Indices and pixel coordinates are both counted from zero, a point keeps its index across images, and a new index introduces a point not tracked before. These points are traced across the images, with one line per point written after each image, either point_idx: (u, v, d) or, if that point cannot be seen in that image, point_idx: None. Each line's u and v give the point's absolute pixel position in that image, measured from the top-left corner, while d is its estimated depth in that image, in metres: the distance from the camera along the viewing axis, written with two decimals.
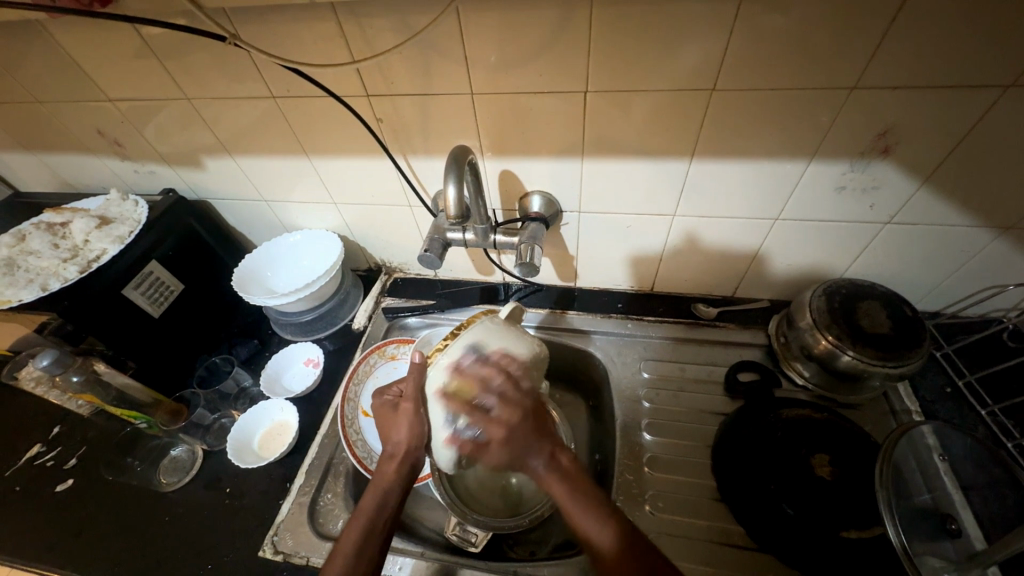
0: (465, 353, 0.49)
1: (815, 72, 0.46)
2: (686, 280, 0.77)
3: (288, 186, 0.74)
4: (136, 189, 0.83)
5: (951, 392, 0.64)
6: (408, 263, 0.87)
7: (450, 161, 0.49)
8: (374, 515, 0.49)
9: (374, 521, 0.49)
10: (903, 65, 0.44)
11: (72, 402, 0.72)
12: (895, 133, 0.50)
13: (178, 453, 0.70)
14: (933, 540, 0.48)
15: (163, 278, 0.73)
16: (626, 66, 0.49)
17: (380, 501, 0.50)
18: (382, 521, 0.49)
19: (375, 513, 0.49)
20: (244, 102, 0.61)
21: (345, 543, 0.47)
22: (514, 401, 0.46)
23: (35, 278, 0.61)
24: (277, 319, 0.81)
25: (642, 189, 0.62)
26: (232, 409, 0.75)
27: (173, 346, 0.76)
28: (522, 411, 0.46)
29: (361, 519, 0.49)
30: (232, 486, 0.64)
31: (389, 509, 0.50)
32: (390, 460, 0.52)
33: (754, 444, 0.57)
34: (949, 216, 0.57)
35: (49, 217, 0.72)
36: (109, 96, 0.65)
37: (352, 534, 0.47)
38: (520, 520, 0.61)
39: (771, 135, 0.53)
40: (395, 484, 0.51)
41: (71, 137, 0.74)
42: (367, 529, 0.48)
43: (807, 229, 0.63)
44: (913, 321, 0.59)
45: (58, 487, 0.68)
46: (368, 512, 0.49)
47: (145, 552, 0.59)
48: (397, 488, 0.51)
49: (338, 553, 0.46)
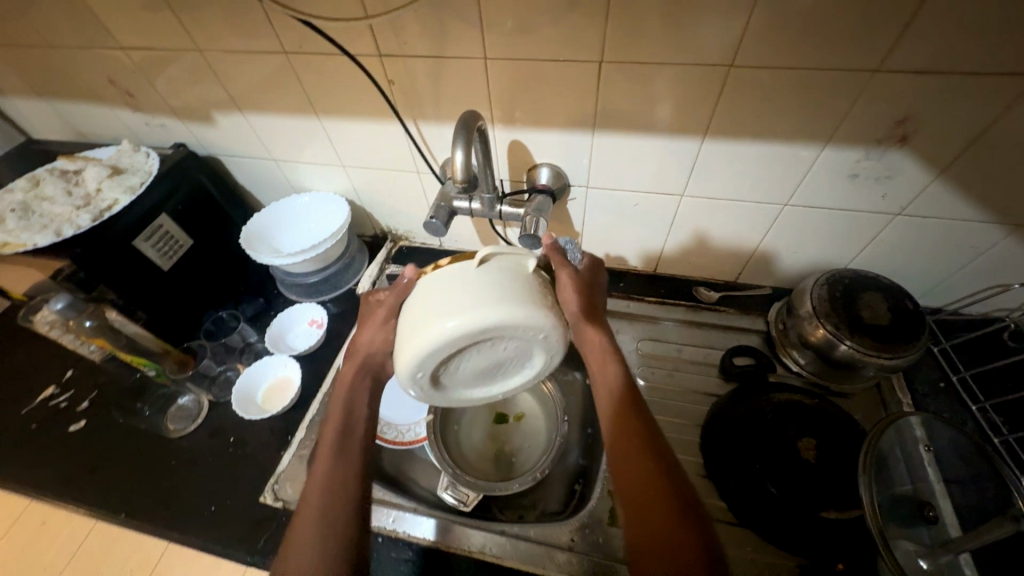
0: (418, 307, 0.43)
1: (837, 52, 0.45)
2: (689, 263, 0.77)
3: (298, 147, 0.74)
4: (147, 142, 0.84)
5: (944, 386, 0.64)
6: (414, 232, 0.87)
7: (459, 127, 0.49)
8: (344, 420, 0.52)
9: (352, 416, 0.52)
10: (928, 48, 0.43)
11: (83, 347, 0.72)
12: (914, 121, 0.49)
13: (185, 401, 0.72)
14: (908, 524, 0.49)
15: (173, 232, 0.74)
16: (642, 38, 0.48)
17: (348, 404, 0.53)
18: (356, 417, 0.52)
19: (342, 419, 0.52)
20: (256, 58, 0.61)
21: (322, 451, 0.49)
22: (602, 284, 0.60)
23: (49, 224, 0.62)
24: (284, 280, 0.82)
25: (651, 165, 0.62)
26: (237, 362, 0.77)
27: (183, 299, 0.77)
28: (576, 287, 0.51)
29: (336, 423, 0.51)
30: (235, 436, 0.67)
31: (361, 424, 0.52)
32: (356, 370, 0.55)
33: (744, 426, 0.58)
34: (961, 210, 0.56)
35: (62, 164, 0.73)
36: (121, 45, 0.65)
37: (329, 437, 0.50)
38: (512, 483, 0.63)
39: (785, 118, 0.52)
40: (360, 386, 0.54)
41: (84, 86, 0.74)
42: (338, 458, 0.48)
43: (815, 217, 0.63)
44: (914, 314, 0.59)
45: (71, 427, 0.71)
46: (336, 415, 0.52)
47: (154, 490, 0.63)
48: (363, 392, 0.54)
49: (318, 460, 0.49)
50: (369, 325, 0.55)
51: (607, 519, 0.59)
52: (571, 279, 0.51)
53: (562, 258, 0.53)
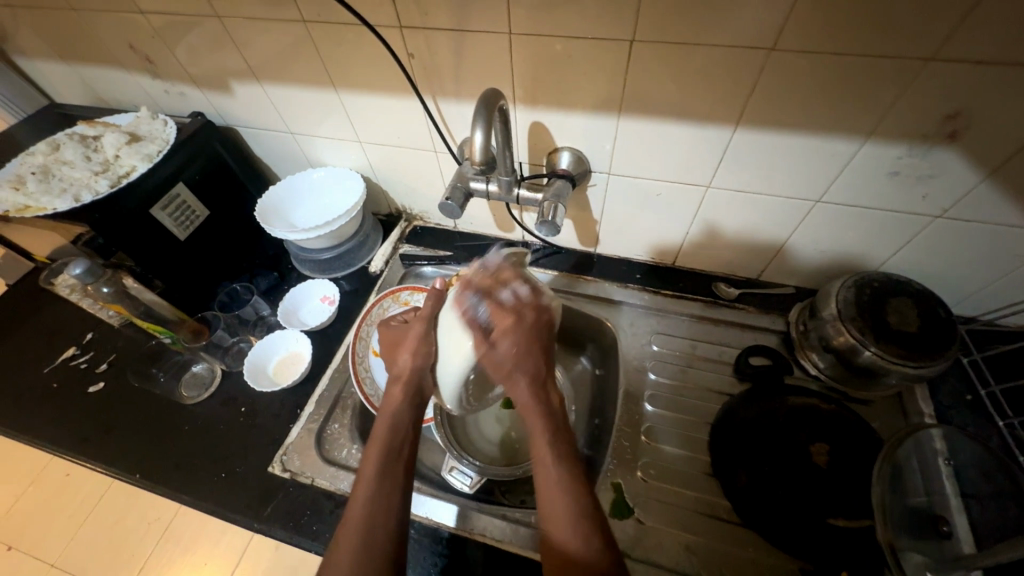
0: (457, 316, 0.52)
1: (889, 38, 0.42)
2: (710, 258, 0.74)
3: (315, 120, 0.73)
4: (166, 110, 0.83)
5: (971, 400, 0.62)
6: (430, 212, 0.86)
7: (480, 105, 0.47)
8: (389, 440, 0.52)
9: (397, 439, 0.53)
10: (991, 37, 0.39)
11: (103, 312, 0.80)
12: (966, 117, 0.45)
13: (199, 369, 0.74)
14: (918, 536, 0.48)
15: (190, 202, 0.74)
16: (678, 16, 0.45)
17: (393, 425, 0.53)
18: (399, 442, 0.52)
19: (388, 441, 0.52)
20: (274, 27, 0.59)
21: (364, 473, 0.50)
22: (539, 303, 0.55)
23: (69, 188, 0.62)
24: (298, 255, 0.82)
25: (677, 155, 0.59)
26: (250, 335, 0.78)
27: (198, 268, 0.78)
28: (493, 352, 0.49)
29: (379, 445, 0.52)
30: (247, 406, 0.68)
31: (405, 449, 0.53)
32: (399, 392, 0.55)
33: (755, 428, 0.57)
34: (1007, 216, 0.53)
35: (82, 129, 0.73)
36: (139, 8, 0.63)
37: (373, 461, 0.50)
38: (514, 470, 0.65)
39: (824, 109, 0.49)
40: (405, 409, 0.54)
41: (105, 51, 0.74)
42: (381, 481, 0.49)
43: (848, 216, 0.60)
44: (947, 323, 0.56)
45: (90, 387, 0.73)
46: (382, 437, 0.52)
47: (168, 454, 0.64)
48: (408, 415, 0.54)
49: (360, 483, 0.49)
50: (404, 348, 0.57)
51: (608, 511, 0.58)
52: (485, 345, 0.49)
53: (476, 326, 0.50)
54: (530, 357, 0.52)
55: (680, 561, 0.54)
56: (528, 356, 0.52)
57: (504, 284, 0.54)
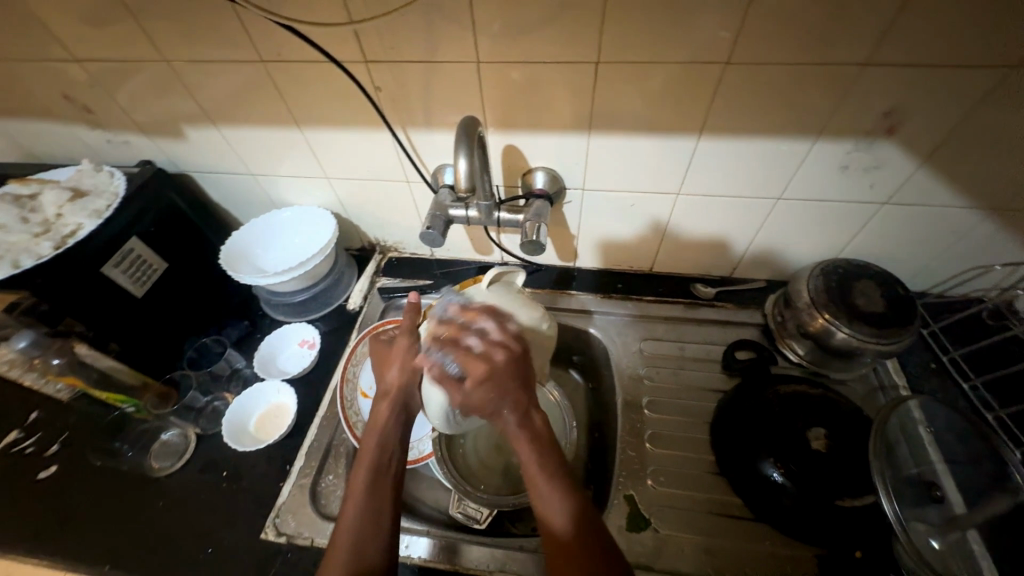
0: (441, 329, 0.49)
1: (828, 47, 0.46)
2: (685, 260, 0.77)
3: (278, 159, 0.70)
4: (109, 160, 0.78)
5: (936, 367, 0.67)
6: (405, 242, 0.84)
7: (460, 133, 0.47)
8: (377, 454, 0.52)
9: (385, 450, 0.52)
10: (914, 42, 0.44)
11: (50, 386, 0.70)
12: (900, 113, 0.50)
13: (170, 437, 0.67)
14: (919, 506, 0.50)
15: (145, 256, 0.69)
16: (638, 38, 0.48)
17: (382, 441, 0.52)
18: (387, 459, 0.52)
19: (377, 455, 0.52)
20: (230, 68, 0.57)
21: (354, 486, 0.50)
22: (510, 335, 0.48)
23: (5, 254, 0.56)
24: (269, 299, 0.78)
25: (647, 166, 0.61)
26: (225, 391, 0.72)
27: (159, 326, 0.72)
28: (474, 388, 0.46)
29: (367, 462, 0.51)
30: (229, 469, 0.63)
31: (392, 467, 0.52)
32: (386, 406, 0.55)
33: (751, 415, 0.58)
34: (944, 197, 0.58)
35: (14, 188, 0.67)
36: (76, 57, 0.60)
37: (361, 473, 0.50)
38: (523, 496, 0.62)
39: (778, 114, 0.53)
40: (394, 424, 0.54)
41: (36, 103, 0.68)
42: (372, 495, 0.49)
43: (807, 210, 0.64)
44: (904, 301, 0.60)
45: (40, 474, 0.65)
46: (371, 455, 0.52)
47: (142, 537, 0.58)
48: (397, 430, 0.54)
49: (350, 496, 0.49)
50: (392, 363, 0.56)
51: (625, 525, 0.58)
52: (453, 389, 0.47)
53: (444, 371, 0.48)
54: (512, 392, 0.46)
55: (702, 565, 0.54)
56: (507, 394, 0.47)
57: (468, 329, 0.48)
